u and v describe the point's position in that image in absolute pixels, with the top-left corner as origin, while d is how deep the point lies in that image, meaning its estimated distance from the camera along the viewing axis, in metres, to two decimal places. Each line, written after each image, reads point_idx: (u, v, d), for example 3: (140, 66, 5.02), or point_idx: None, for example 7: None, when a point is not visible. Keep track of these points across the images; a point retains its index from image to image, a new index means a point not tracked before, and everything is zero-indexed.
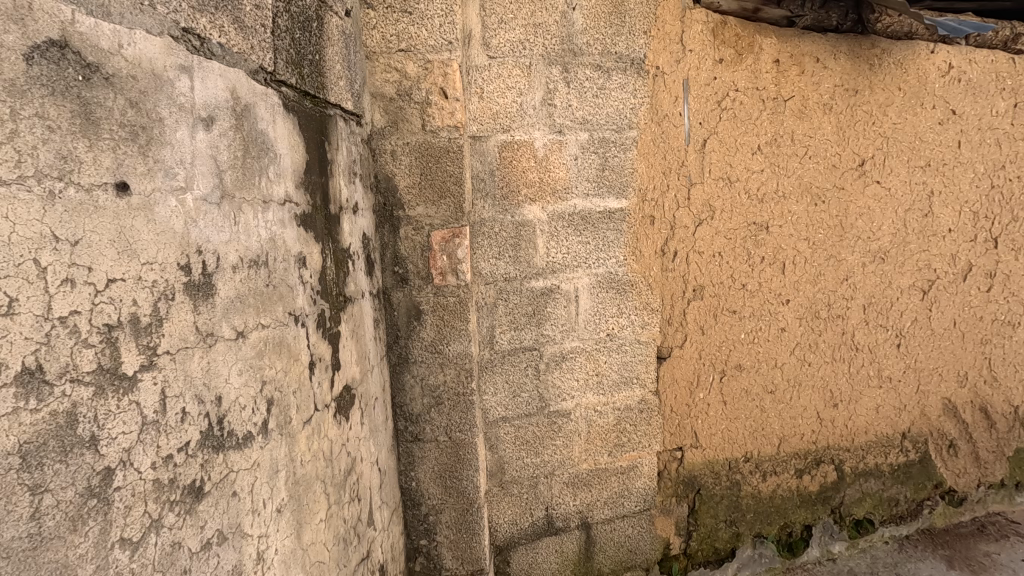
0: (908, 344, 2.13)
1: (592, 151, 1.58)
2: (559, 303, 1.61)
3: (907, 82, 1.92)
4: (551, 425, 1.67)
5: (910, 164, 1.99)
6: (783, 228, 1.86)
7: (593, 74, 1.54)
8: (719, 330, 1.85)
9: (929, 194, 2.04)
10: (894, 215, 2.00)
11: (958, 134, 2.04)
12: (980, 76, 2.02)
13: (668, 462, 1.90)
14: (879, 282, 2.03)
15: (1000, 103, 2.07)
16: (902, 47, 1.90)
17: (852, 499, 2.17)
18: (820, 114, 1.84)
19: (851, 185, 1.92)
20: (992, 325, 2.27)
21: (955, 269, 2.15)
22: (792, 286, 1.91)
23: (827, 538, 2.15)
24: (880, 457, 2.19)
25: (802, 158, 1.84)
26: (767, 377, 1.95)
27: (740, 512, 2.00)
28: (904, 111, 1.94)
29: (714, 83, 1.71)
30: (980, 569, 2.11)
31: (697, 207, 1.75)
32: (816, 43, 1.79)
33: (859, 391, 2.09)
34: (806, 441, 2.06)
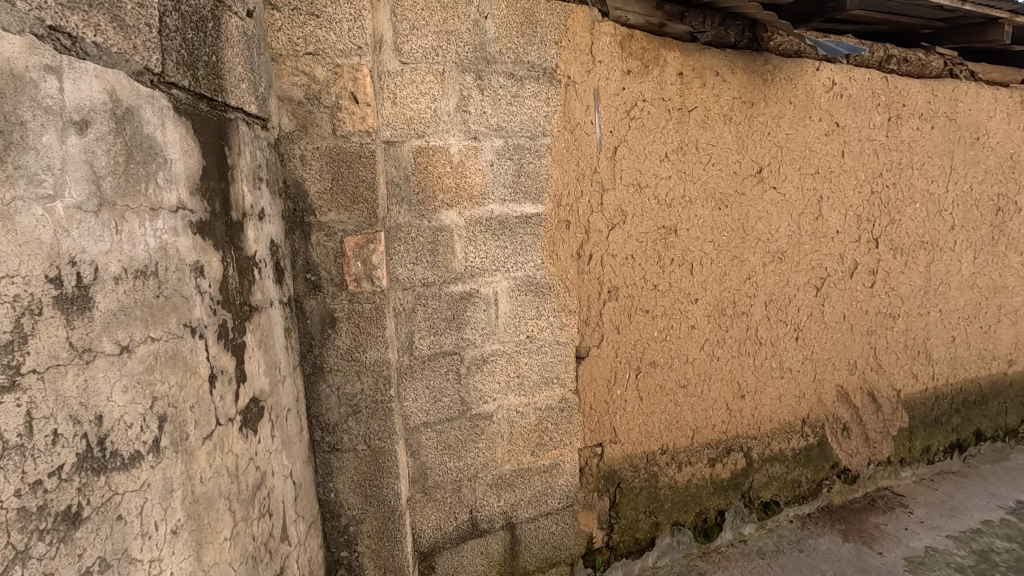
0: (805, 337, 2.32)
1: (507, 158, 1.61)
2: (478, 307, 1.63)
3: (796, 96, 2.10)
4: (473, 428, 1.68)
5: (801, 171, 2.17)
6: (690, 231, 1.97)
7: (507, 82, 1.57)
8: (634, 329, 1.94)
9: (819, 199, 2.23)
10: (789, 219, 2.17)
11: (842, 144, 2.24)
12: (859, 92, 2.24)
13: (590, 458, 1.95)
14: (778, 280, 2.20)
15: (875, 117, 2.30)
16: (791, 64, 2.06)
17: (760, 483, 2.33)
18: (721, 125, 1.97)
19: (750, 191, 2.07)
20: (876, 317, 2.51)
21: (843, 267, 2.36)
22: (700, 285, 2.03)
23: (738, 521, 2.29)
24: (784, 443, 2.37)
25: (705, 165, 1.96)
26: (680, 372, 2.05)
27: (658, 502, 2.10)
28: (795, 123, 2.11)
29: (623, 94, 1.79)
30: (871, 539, 2.32)
31: (610, 212, 1.83)
32: (716, 58, 1.92)
33: (763, 382, 2.25)
34: (717, 432, 2.19)
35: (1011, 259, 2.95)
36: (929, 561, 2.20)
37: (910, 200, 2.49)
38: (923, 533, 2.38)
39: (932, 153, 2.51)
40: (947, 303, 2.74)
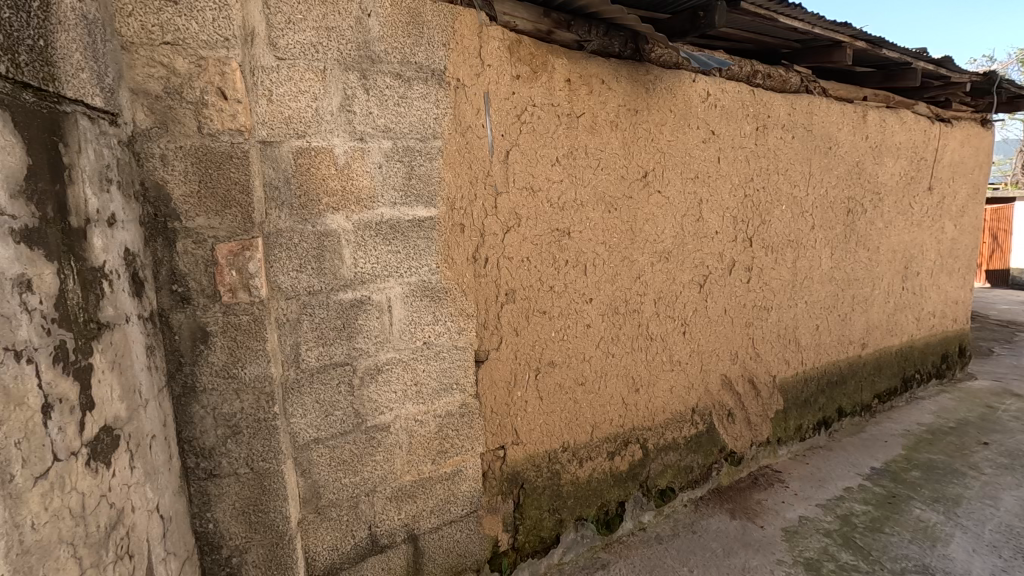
0: (692, 331, 2.47)
1: (397, 160, 1.56)
2: (371, 315, 1.57)
3: (676, 106, 2.23)
4: (369, 441, 1.61)
5: (683, 176, 2.31)
6: (583, 233, 2.03)
7: (394, 83, 1.53)
8: (532, 331, 1.96)
9: (699, 201, 2.39)
10: (673, 220, 2.31)
11: (717, 151, 2.42)
12: (730, 103, 2.43)
13: (492, 461, 1.95)
14: (666, 279, 2.33)
15: (745, 127, 2.51)
16: (670, 75, 2.20)
17: (656, 472, 2.46)
18: (608, 131, 2.05)
19: (638, 195, 2.17)
20: (752, 310, 2.73)
21: (723, 265, 2.54)
22: (594, 285, 2.09)
23: (637, 510, 2.39)
24: (676, 432, 2.51)
25: (595, 170, 2.03)
26: (578, 370, 2.11)
27: (561, 500, 2.14)
28: (676, 130, 2.25)
29: (513, 98, 1.81)
30: (754, 515, 2.52)
31: (504, 216, 1.84)
32: (601, 66, 1.99)
33: (655, 375, 2.37)
34: (615, 426, 2.27)
35: (861, 254, 3.34)
36: (802, 529, 2.42)
37: (777, 203, 2.75)
38: (797, 505, 2.62)
39: (794, 161, 2.78)
40: (811, 295, 3.05)
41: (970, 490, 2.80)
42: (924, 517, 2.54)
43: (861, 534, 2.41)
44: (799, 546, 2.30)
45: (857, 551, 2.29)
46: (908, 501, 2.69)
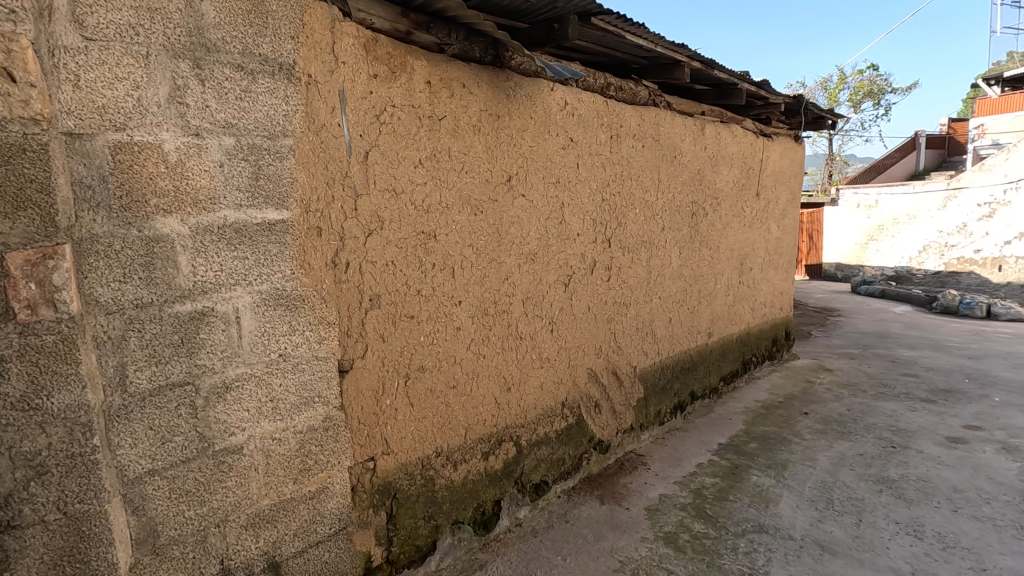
0: (558, 329, 2.59)
1: (241, 159, 1.44)
2: (215, 328, 1.43)
3: (536, 113, 2.32)
4: (218, 466, 1.47)
5: (545, 181, 2.41)
6: (449, 236, 2.03)
7: (234, 75, 1.40)
8: (399, 336, 1.92)
9: (561, 205, 2.51)
10: (538, 223, 2.40)
11: (576, 157, 2.55)
12: (586, 112, 2.58)
13: (362, 474, 1.87)
14: (532, 279, 2.41)
15: (601, 135, 2.69)
16: (529, 83, 2.28)
17: (529, 467, 2.53)
18: (471, 135, 2.07)
19: (503, 198, 2.22)
20: (612, 307, 2.93)
21: (585, 265, 2.70)
22: (462, 288, 2.10)
23: (513, 506, 2.44)
24: (547, 427, 2.61)
25: (459, 173, 2.04)
26: (448, 373, 2.11)
27: (436, 505, 2.12)
28: (537, 137, 2.34)
29: (370, 98, 1.76)
30: (620, 498, 2.69)
31: (365, 219, 1.78)
32: (462, 70, 2.01)
33: (525, 373, 2.44)
34: (488, 426, 2.31)
35: (704, 253, 3.73)
36: (662, 506, 2.64)
37: (631, 206, 2.97)
38: (657, 484, 2.85)
39: (645, 168, 3.02)
40: (664, 291, 3.34)
41: (795, 455, 3.25)
42: (760, 483, 2.90)
43: (711, 504, 2.68)
44: (660, 522, 2.50)
45: (707, 519, 2.54)
46: (748, 470, 3.04)
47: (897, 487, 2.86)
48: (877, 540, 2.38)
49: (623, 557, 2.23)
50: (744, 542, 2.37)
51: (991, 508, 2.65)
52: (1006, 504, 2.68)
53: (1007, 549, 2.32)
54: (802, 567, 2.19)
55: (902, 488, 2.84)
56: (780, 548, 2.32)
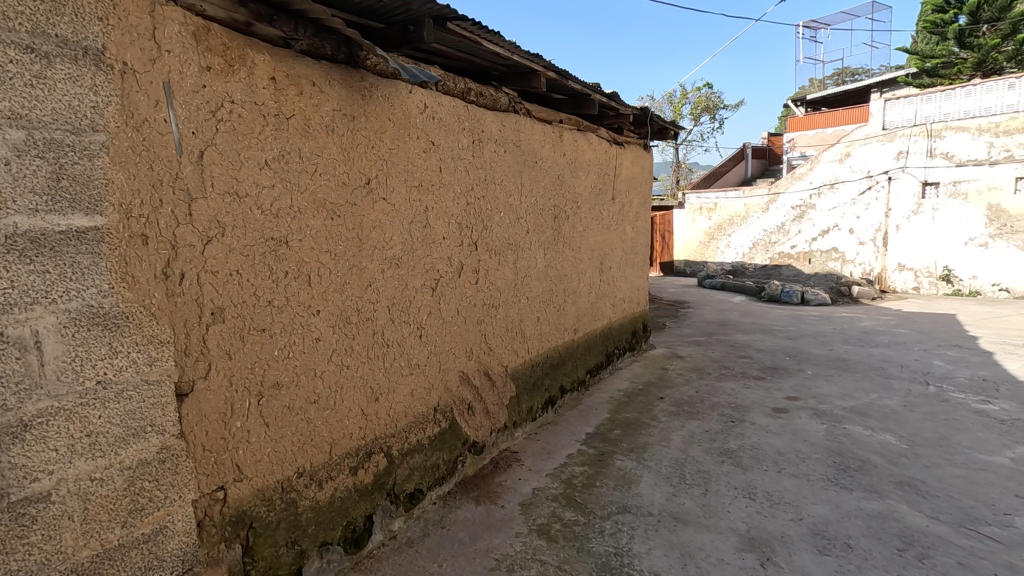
0: (426, 334, 2.57)
1: (35, 156, 1.23)
2: (6, 356, 1.20)
3: (394, 115, 2.28)
4: (17, 520, 1.23)
5: (407, 184, 2.37)
6: (303, 242, 1.91)
7: (23, 57, 1.19)
8: (249, 352, 1.77)
9: (425, 209, 2.49)
10: (401, 227, 2.35)
11: (438, 160, 2.55)
12: (447, 116, 2.59)
13: (210, 507, 1.68)
14: (398, 285, 2.36)
15: (463, 139, 2.72)
16: (386, 85, 2.23)
17: (402, 476, 2.48)
18: (325, 135, 1.97)
19: (362, 202, 2.15)
20: (481, 309, 2.98)
21: (452, 268, 2.70)
22: (320, 297, 1.99)
23: (386, 519, 2.37)
24: (419, 434, 2.58)
25: (312, 175, 1.93)
26: (309, 388, 1.99)
27: (301, 530, 1.98)
28: (396, 139, 2.29)
29: (204, 92, 1.60)
30: (495, 497, 2.74)
31: (202, 225, 1.61)
32: (311, 68, 1.91)
33: (394, 381, 2.40)
34: (355, 439, 2.22)
35: (567, 254, 3.93)
36: (535, 499, 2.73)
37: (496, 210, 3.04)
38: (531, 479, 2.94)
39: (507, 172, 3.11)
40: (530, 291, 3.46)
41: (653, 437, 3.54)
42: (623, 466, 3.12)
43: (580, 492, 2.82)
44: (533, 515, 2.58)
45: (577, 507, 2.66)
46: (612, 455, 3.26)
47: (735, 456, 3.24)
48: (720, 506, 2.67)
49: (498, 555, 2.26)
50: (610, 524, 2.52)
51: (806, 466, 3.10)
52: (817, 461, 3.16)
53: (819, 499, 2.73)
54: (660, 540, 2.39)
55: (740, 457, 3.23)
56: (641, 524, 2.51)
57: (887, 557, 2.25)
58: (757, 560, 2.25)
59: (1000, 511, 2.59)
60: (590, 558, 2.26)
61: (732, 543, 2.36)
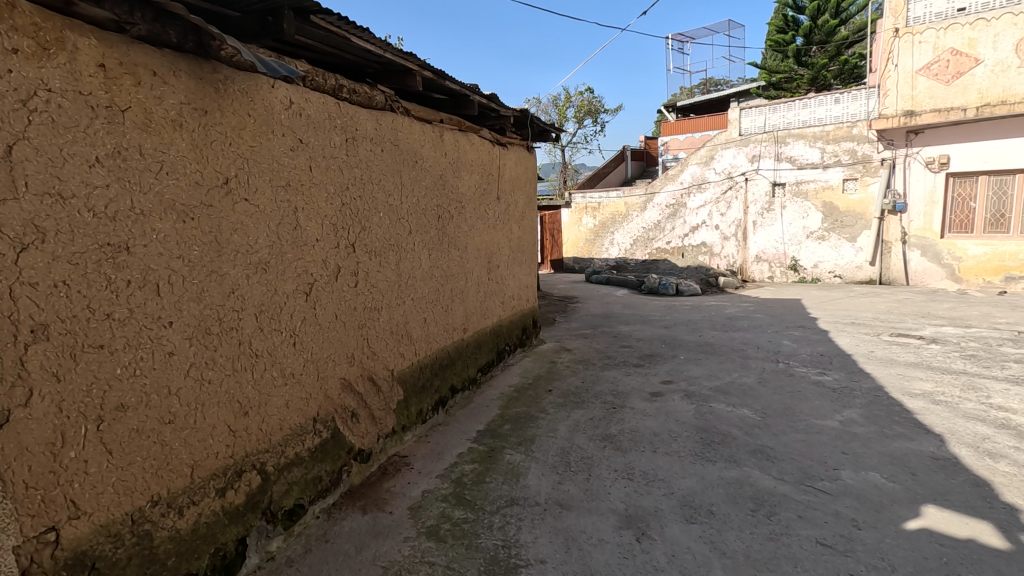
0: (302, 341, 2.45)
1: None
2: None
3: (254, 110, 2.14)
4: None
5: (272, 184, 2.24)
6: (148, 248, 1.74)
7: None
8: (84, 372, 1.57)
9: (294, 209, 2.36)
10: (267, 229, 2.22)
11: (308, 159, 2.43)
12: (316, 114, 2.48)
13: (38, 551, 1.48)
14: (266, 291, 2.23)
15: (335, 138, 2.62)
16: (243, 77, 2.09)
17: (279, 493, 2.34)
18: (171, 131, 1.80)
19: (219, 203, 1.99)
20: (362, 312, 2.89)
21: (328, 271, 2.60)
22: (172, 307, 1.83)
23: (262, 541, 2.22)
24: (297, 446, 2.46)
25: (157, 174, 1.76)
26: (162, 407, 1.81)
27: (158, 564, 1.80)
28: (258, 137, 2.16)
29: (10, 78, 1.40)
30: (383, 504, 2.68)
31: (14, 231, 1.40)
32: (150, 56, 1.74)
33: (264, 394, 2.26)
34: (222, 459, 2.06)
35: (453, 253, 3.93)
36: (424, 502, 2.70)
37: (374, 210, 2.96)
38: (420, 481, 2.91)
39: (386, 172, 3.04)
40: (415, 292, 3.42)
41: (541, 429, 3.66)
42: (512, 460, 3.19)
43: (469, 489, 2.85)
44: (421, 517, 2.56)
45: (466, 505, 2.68)
46: (502, 450, 3.32)
47: (616, 440, 3.44)
48: (602, 488, 2.83)
49: (385, 562, 2.22)
50: (498, 518, 2.57)
51: (677, 443, 3.38)
52: (686, 438, 3.45)
53: (687, 473, 2.99)
54: (545, 527, 2.48)
55: (620, 441, 3.44)
56: (527, 515, 2.59)
57: (741, 519, 2.52)
58: (632, 535, 2.41)
59: (830, 467, 3.00)
60: (478, 553, 2.29)
61: (611, 522, 2.51)
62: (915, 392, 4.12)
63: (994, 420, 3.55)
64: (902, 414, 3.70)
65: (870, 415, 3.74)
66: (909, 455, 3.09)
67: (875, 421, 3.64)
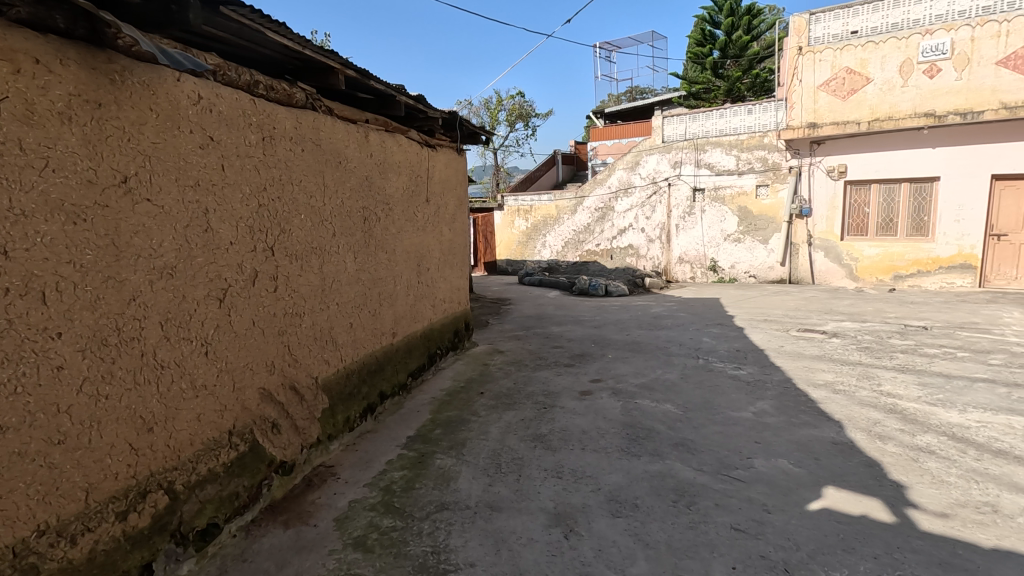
0: (215, 350, 2.32)
1: None
2: None
3: (158, 104, 2.00)
4: None
5: (179, 183, 2.10)
6: (31, 252, 1.59)
7: None
8: None
9: (204, 211, 2.23)
10: (174, 231, 2.08)
11: (219, 158, 2.30)
12: (228, 110, 2.36)
13: None
14: (173, 298, 2.09)
15: (251, 136, 2.50)
16: (145, 69, 1.96)
17: (190, 513, 2.19)
18: (58, 124, 1.66)
19: (117, 204, 1.85)
20: (282, 319, 2.77)
21: (243, 276, 2.47)
22: (62, 317, 1.68)
23: (171, 565, 2.08)
24: (210, 462, 2.32)
25: (42, 172, 1.61)
26: (51, 427, 1.66)
27: None
28: (161, 133, 2.02)
29: None
30: (307, 517, 2.57)
31: None
32: (32, 42, 1.59)
33: (172, 408, 2.12)
34: (123, 480, 1.91)
35: (381, 256, 3.85)
36: (351, 512, 2.62)
37: (295, 212, 2.85)
38: (347, 492, 2.83)
39: (307, 172, 2.93)
40: (340, 296, 3.32)
41: (472, 432, 3.65)
42: (443, 464, 3.16)
43: (399, 496, 2.79)
44: (348, 528, 2.48)
45: (395, 513, 2.63)
46: (433, 455, 3.28)
47: (546, 440, 3.49)
48: (532, 488, 2.87)
49: None
50: (428, 524, 2.54)
51: (604, 440, 3.47)
52: (613, 435, 3.56)
53: (613, 469, 3.08)
54: (475, 531, 2.47)
55: (550, 440, 3.49)
56: (457, 519, 2.58)
57: (663, 510, 2.63)
58: (561, 533, 2.45)
59: (744, 456, 3.19)
60: (406, 562, 2.26)
61: (540, 522, 2.54)
62: (819, 383, 4.47)
63: (884, 406, 3.92)
64: (807, 404, 4.01)
65: (779, 405, 4.01)
66: (813, 441, 3.35)
67: (784, 411, 3.91)
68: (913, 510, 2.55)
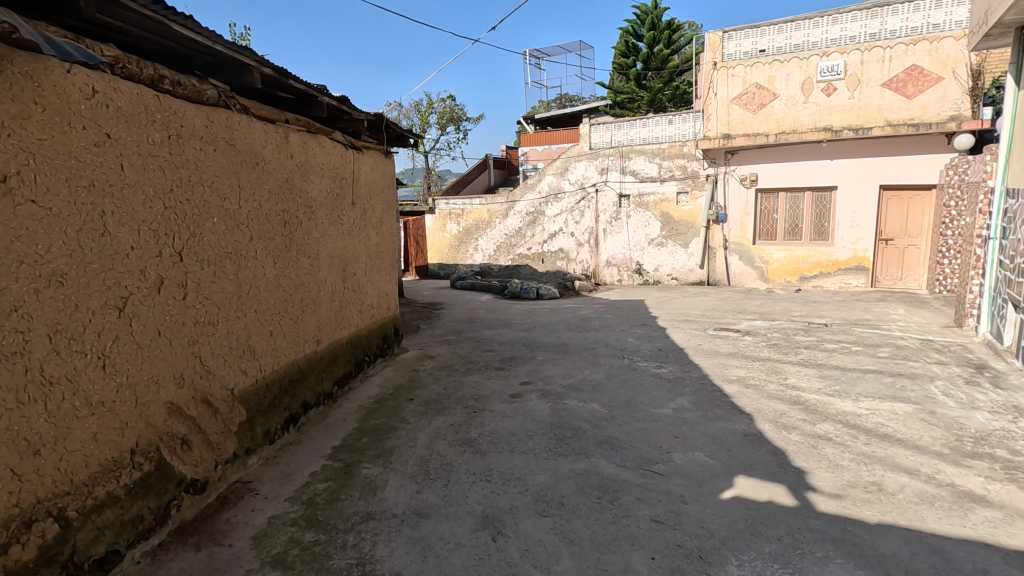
0: (115, 363, 2.16)
1: None
2: None
3: (44, 97, 1.85)
4: None
5: (70, 183, 1.94)
6: None
7: None
8: None
9: (100, 213, 2.07)
10: (64, 236, 1.92)
11: (118, 157, 2.15)
12: (129, 106, 2.21)
13: None
14: (63, 308, 1.92)
15: (154, 133, 2.35)
16: (28, 59, 1.80)
17: (86, 541, 2.02)
18: None
19: None
20: (192, 328, 2.61)
21: (147, 283, 2.31)
22: None
23: None
24: (108, 485, 2.15)
25: None
26: None
27: None
28: (49, 129, 1.86)
29: None
30: (221, 536, 2.44)
31: None
32: None
33: (63, 428, 1.95)
34: (2, 510, 1.73)
35: (302, 261, 3.71)
36: (270, 529, 2.51)
37: (207, 215, 2.70)
38: (266, 507, 2.70)
39: (219, 173, 2.79)
40: (258, 303, 3.17)
41: (400, 439, 3.59)
42: (369, 474, 3.09)
43: (322, 509, 2.70)
44: (267, 546, 2.38)
45: (318, 527, 2.54)
46: (359, 465, 3.20)
47: (475, 444, 3.49)
48: (460, 493, 2.86)
49: None
50: (352, 535, 2.48)
51: (533, 441, 3.53)
52: (541, 436, 3.62)
53: (541, 469, 3.13)
54: (402, 539, 2.44)
55: (479, 444, 3.50)
56: (383, 528, 2.53)
57: (588, 507, 2.71)
58: (488, 535, 2.47)
59: (664, 451, 3.35)
60: None
61: (467, 526, 2.55)
62: (732, 378, 4.76)
63: (789, 398, 4.24)
64: (721, 399, 4.25)
65: (697, 401, 4.24)
66: (726, 434, 3.56)
67: (701, 406, 4.13)
68: (811, 493, 2.77)
